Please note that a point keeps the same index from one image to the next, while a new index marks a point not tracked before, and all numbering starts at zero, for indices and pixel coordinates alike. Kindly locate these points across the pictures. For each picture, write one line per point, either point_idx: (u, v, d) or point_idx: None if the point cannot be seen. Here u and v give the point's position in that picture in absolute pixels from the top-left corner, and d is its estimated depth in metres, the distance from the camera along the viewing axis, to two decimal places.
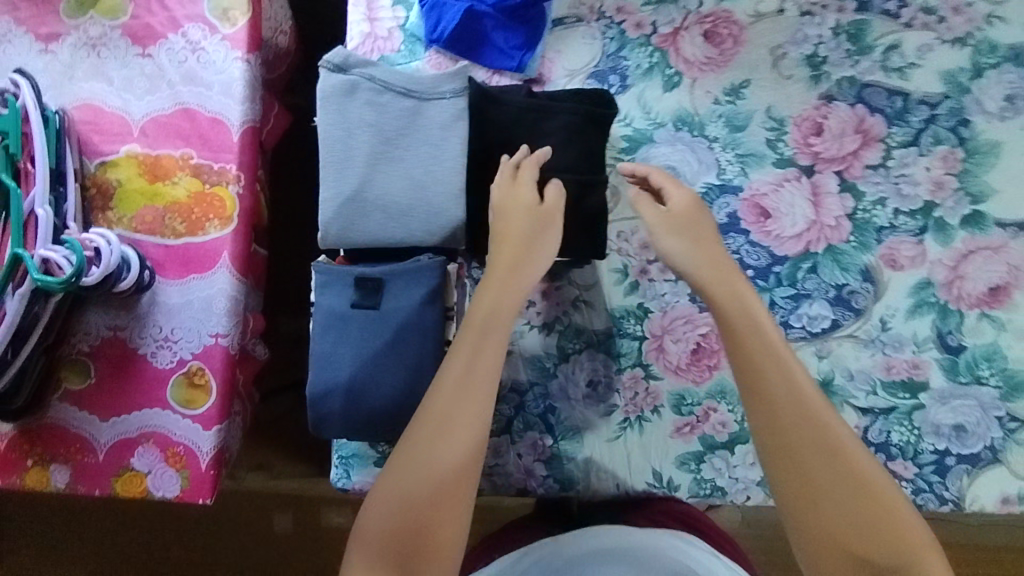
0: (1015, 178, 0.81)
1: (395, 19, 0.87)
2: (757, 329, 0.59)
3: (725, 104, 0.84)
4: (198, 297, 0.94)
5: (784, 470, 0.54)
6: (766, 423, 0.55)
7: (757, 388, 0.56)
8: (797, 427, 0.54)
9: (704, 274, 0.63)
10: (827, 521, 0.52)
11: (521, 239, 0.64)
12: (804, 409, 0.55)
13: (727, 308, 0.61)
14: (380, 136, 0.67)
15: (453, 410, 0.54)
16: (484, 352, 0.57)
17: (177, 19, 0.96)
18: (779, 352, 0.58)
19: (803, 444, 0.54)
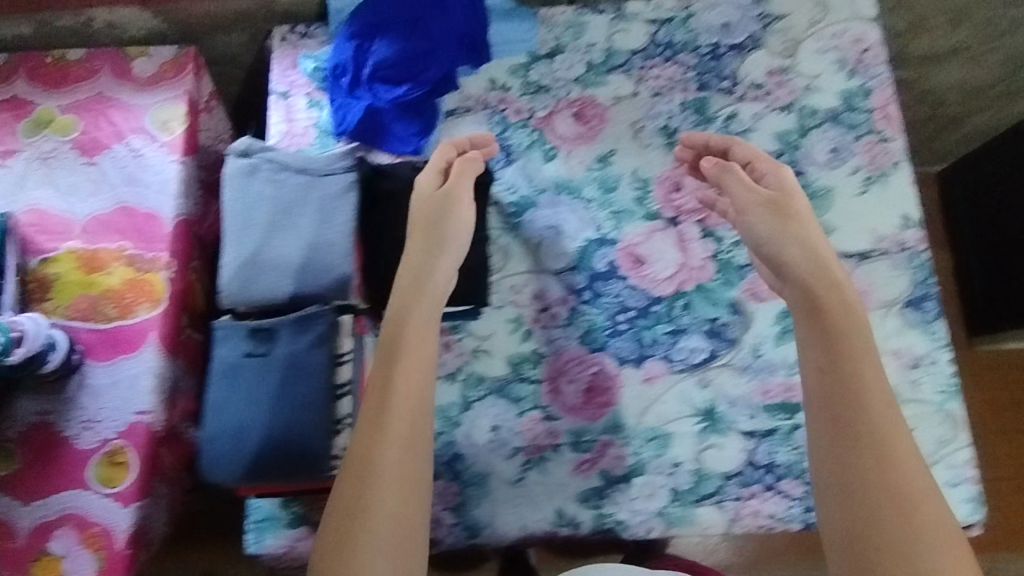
0: (852, 216, 0.92)
1: (310, 118, 1.01)
2: (852, 331, 0.64)
3: (597, 170, 0.96)
4: (126, 376, 0.99)
5: (837, 456, 0.59)
6: (835, 416, 0.61)
7: (833, 381, 0.62)
8: (862, 422, 0.59)
9: (805, 269, 0.69)
10: (861, 517, 0.56)
11: (428, 238, 0.73)
12: (873, 412, 0.60)
13: (829, 302, 0.66)
14: (277, 207, 0.77)
15: (382, 433, 0.61)
16: (401, 375, 0.64)
17: (122, 132, 1.09)
18: (862, 359, 0.63)
19: (866, 444, 0.58)
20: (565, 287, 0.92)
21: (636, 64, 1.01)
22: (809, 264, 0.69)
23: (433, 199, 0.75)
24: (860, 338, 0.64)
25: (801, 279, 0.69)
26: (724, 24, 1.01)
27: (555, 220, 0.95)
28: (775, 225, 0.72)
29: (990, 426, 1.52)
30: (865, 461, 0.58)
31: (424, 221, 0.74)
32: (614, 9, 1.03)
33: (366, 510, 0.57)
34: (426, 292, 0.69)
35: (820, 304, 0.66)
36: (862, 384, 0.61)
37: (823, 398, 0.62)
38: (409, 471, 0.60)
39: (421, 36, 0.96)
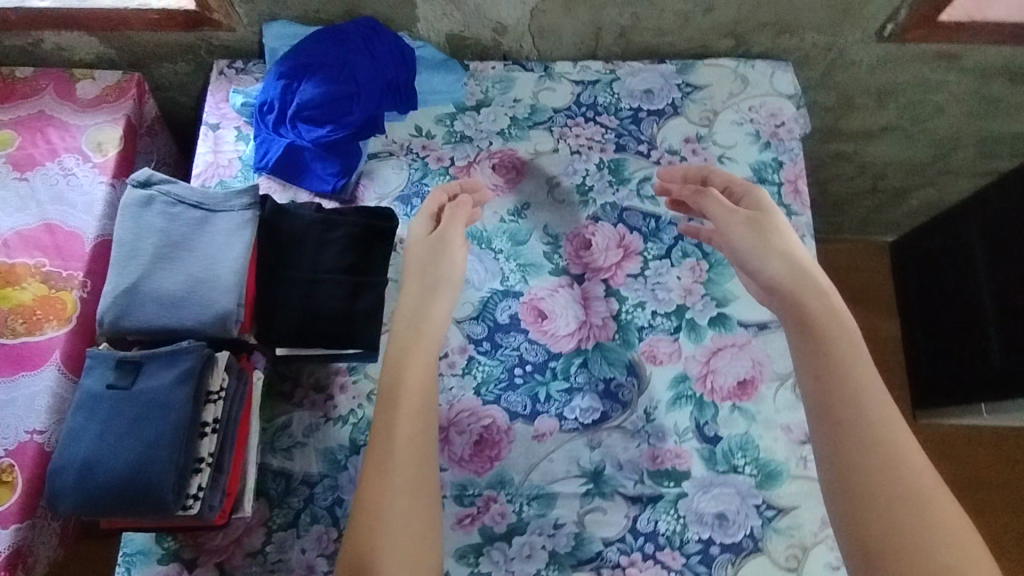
0: None
1: (236, 151, 1.03)
2: (840, 337, 0.73)
3: (510, 223, 0.98)
4: (23, 394, 0.97)
5: (847, 457, 0.66)
6: (836, 419, 0.69)
7: (833, 387, 0.70)
8: (860, 422, 0.68)
9: (791, 281, 0.77)
10: (868, 510, 0.63)
11: (422, 283, 0.81)
12: (871, 411, 0.68)
13: (815, 310, 0.75)
14: (166, 239, 0.77)
15: (397, 456, 0.70)
16: (401, 414, 0.73)
17: (57, 150, 1.10)
18: (853, 362, 0.71)
19: (868, 444, 0.66)
20: (465, 336, 0.92)
21: (559, 122, 1.03)
22: (792, 274, 0.77)
23: (426, 245, 0.84)
24: (846, 340, 0.73)
25: (785, 290, 0.77)
26: (646, 90, 1.04)
27: (463, 269, 0.95)
28: (757, 241, 0.80)
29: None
30: (873, 458, 0.66)
31: (418, 268, 0.82)
32: (542, 67, 1.06)
33: (387, 529, 0.67)
34: (422, 333, 0.77)
35: (810, 314, 0.75)
36: (855, 386, 0.70)
37: (823, 400, 0.70)
38: (417, 483, 0.70)
39: (346, 79, 0.98)
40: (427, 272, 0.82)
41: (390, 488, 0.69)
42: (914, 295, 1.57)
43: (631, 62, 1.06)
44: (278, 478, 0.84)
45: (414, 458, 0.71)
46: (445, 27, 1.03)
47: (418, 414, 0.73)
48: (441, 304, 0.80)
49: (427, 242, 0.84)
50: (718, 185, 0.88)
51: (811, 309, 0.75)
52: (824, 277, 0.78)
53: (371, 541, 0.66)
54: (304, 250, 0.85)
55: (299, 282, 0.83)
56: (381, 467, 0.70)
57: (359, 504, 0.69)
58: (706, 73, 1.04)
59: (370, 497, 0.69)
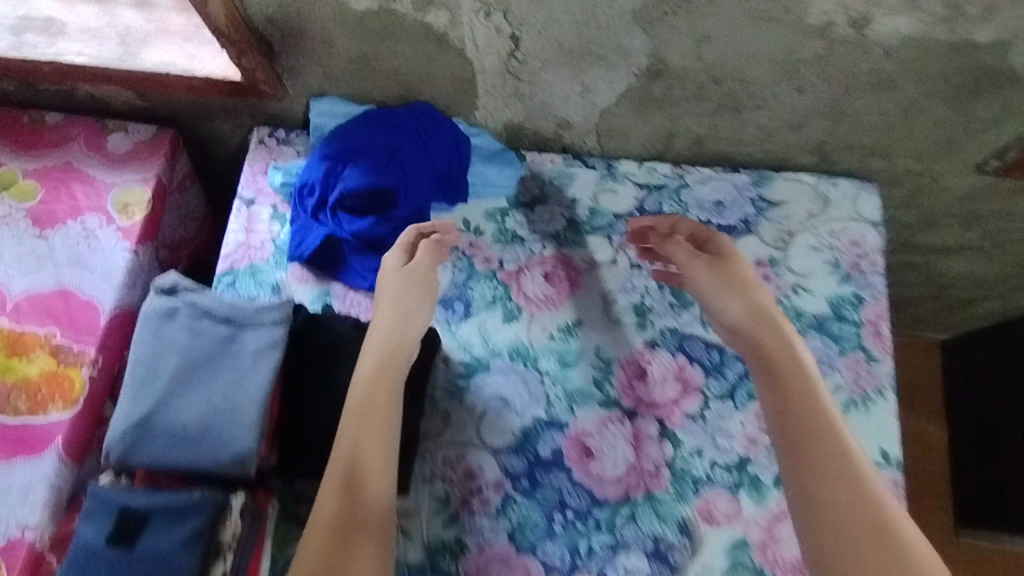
0: None
1: (270, 232, 0.95)
2: (795, 370, 0.70)
3: (559, 341, 0.89)
4: (18, 483, 0.89)
5: (819, 506, 0.62)
6: (803, 467, 0.64)
7: (795, 429, 0.66)
8: (830, 466, 0.64)
9: (749, 322, 0.74)
10: (848, 557, 0.59)
11: (397, 308, 0.76)
12: (841, 451, 0.65)
13: (773, 347, 0.72)
14: (188, 360, 0.70)
15: (357, 492, 0.64)
16: (367, 430, 0.67)
17: (79, 208, 1.03)
18: (819, 403, 0.68)
19: (835, 485, 0.63)
20: (502, 469, 0.84)
21: (619, 229, 0.94)
22: (749, 316, 0.75)
23: (400, 279, 0.78)
24: (804, 380, 0.69)
25: (745, 331, 0.74)
26: (717, 202, 0.94)
27: (505, 391, 0.87)
28: (720, 282, 0.78)
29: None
30: (844, 500, 0.62)
31: (394, 295, 0.77)
32: (605, 165, 0.97)
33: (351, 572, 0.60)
34: (390, 359, 0.73)
35: (773, 356, 0.71)
36: (818, 421, 0.66)
37: (788, 444, 0.66)
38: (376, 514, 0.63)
39: (395, 167, 0.90)
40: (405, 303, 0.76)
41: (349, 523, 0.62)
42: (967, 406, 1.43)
43: (702, 168, 0.96)
44: None
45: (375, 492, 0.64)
46: (505, 117, 0.93)
47: (380, 433, 0.68)
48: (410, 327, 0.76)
49: (404, 274, 0.78)
50: (683, 233, 0.84)
51: (770, 350, 0.72)
52: (781, 315, 0.76)
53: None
54: (337, 372, 0.77)
55: (331, 410, 0.76)
56: (340, 506, 0.63)
57: (308, 546, 0.61)
58: (784, 188, 0.95)
59: (324, 538, 0.61)
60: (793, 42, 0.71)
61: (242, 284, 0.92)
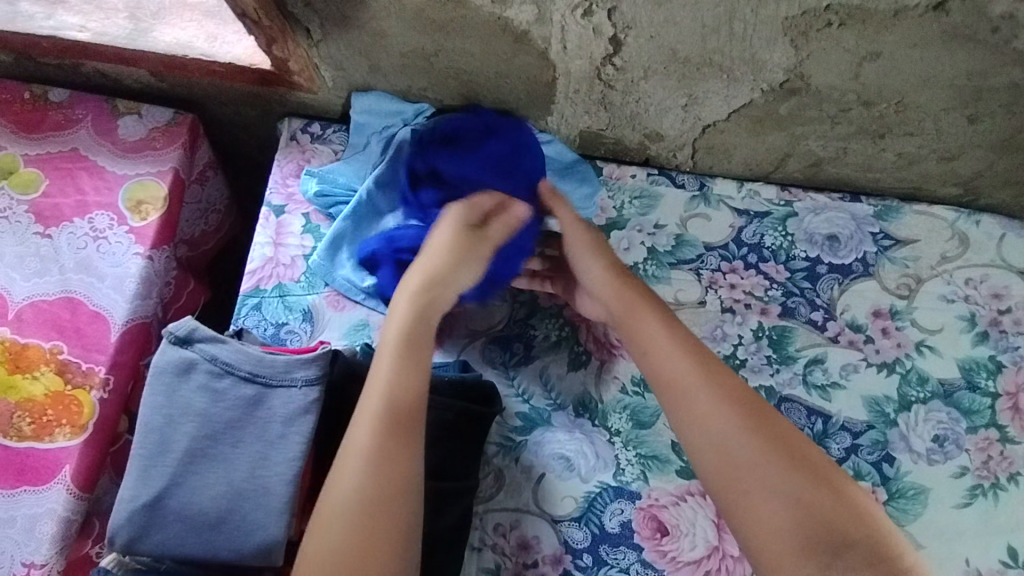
0: (942, 537, 0.71)
1: (301, 247, 0.82)
2: (654, 326, 0.68)
3: (632, 395, 0.77)
4: (23, 515, 0.80)
5: (706, 432, 0.62)
6: (680, 406, 0.64)
7: (660, 360, 0.66)
8: (702, 397, 0.63)
9: (608, 285, 0.71)
10: (775, 506, 0.58)
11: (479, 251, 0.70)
12: (714, 375, 0.64)
13: (634, 306, 0.70)
14: (206, 428, 0.58)
15: (380, 440, 0.59)
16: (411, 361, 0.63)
17: (87, 204, 0.91)
18: (671, 337, 0.67)
19: (715, 413, 0.62)
20: (562, 542, 0.72)
21: (710, 264, 0.80)
22: (609, 278, 0.71)
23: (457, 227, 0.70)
24: (673, 337, 0.67)
25: (602, 293, 0.72)
26: (831, 236, 0.80)
27: (567, 450, 0.75)
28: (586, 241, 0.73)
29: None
30: (729, 423, 0.61)
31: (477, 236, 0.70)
32: (697, 184, 0.83)
33: (381, 497, 0.57)
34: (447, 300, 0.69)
35: (632, 305, 0.70)
36: (697, 377, 0.64)
37: (680, 418, 0.64)
38: (399, 438, 0.59)
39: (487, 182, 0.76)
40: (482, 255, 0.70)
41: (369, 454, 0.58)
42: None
43: (813, 194, 0.82)
44: None
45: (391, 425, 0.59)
46: (583, 123, 0.79)
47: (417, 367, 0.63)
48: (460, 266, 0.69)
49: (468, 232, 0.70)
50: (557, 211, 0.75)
51: (625, 297, 0.70)
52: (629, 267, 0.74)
53: (364, 513, 0.56)
54: None
55: None
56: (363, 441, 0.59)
57: (339, 470, 0.58)
58: (914, 223, 0.80)
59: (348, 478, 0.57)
60: (985, 68, 0.60)
61: (269, 308, 0.80)
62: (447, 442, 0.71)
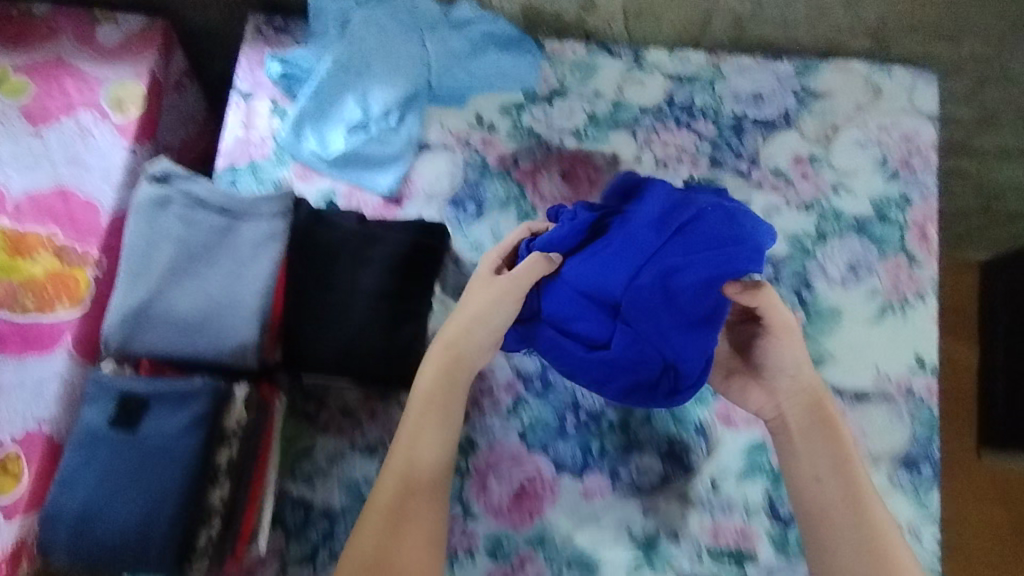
0: (853, 348, 0.80)
1: (270, 128, 0.89)
2: (812, 435, 0.68)
3: None
4: (32, 379, 0.88)
5: (822, 536, 0.64)
6: (810, 513, 0.65)
7: (801, 466, 0.68)
8: (844, 547, 0.62)
9: (787, 386, 0.70)
10: None
11: (488, 315, 0.71)
12: (863, 536, 0.62)
13: (797, 413, 0.70)
14: (184, 251, 0.66)
15: (399, 497, 0.64)
16: (428, 410, 0.68)
17: (73, 105, 0.98)
18: (846, 488, 0.65)
19: (843, 532, 0.63)
20: (513, 369, 0.83)
21: (645, 124, 0.87)
22: (787, 384, 0.70)
23: (512, 288, 0.71)
24: (830, 446, 0.67)
25: (782, 393, 0.70)
26: (755, 93, 0.87)
27: None
28: (783, 351, 0.70)
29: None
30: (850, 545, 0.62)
31: (488, 297, 0.71)
32: (632, 54, 0.89)
33: (398, 541, 0.62)
34: (465, 359, 0.70)
35: (803, 410, 0.69)
36: (835, 488, 0.65)
37: (808, 520, 0.65)
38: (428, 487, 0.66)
39: (652, 288, 0.68)
40: (494, 317, 0.71)
41: (396, 502, 0.64)
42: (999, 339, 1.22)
43: (739, 56, 0.88)
44: (297, 508, 0.81)
45: (416, 478, 0.66)
46: None
47: (437, 416, 0.68)
48: (496, 309, 0.71)
49: (503, 281, 0.71)
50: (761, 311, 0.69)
51: (806, 429, 0.69)
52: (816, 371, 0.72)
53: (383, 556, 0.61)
54: (341, 266, 0.73)
55: (334, 304, 0.72)
56: (391, 487, 0.65)
57: (370, 509, 0.64)
58: (832, 78, 0.86)
59: (374, 521, 0.63)
60: None
61: (243, 182, 0.87)
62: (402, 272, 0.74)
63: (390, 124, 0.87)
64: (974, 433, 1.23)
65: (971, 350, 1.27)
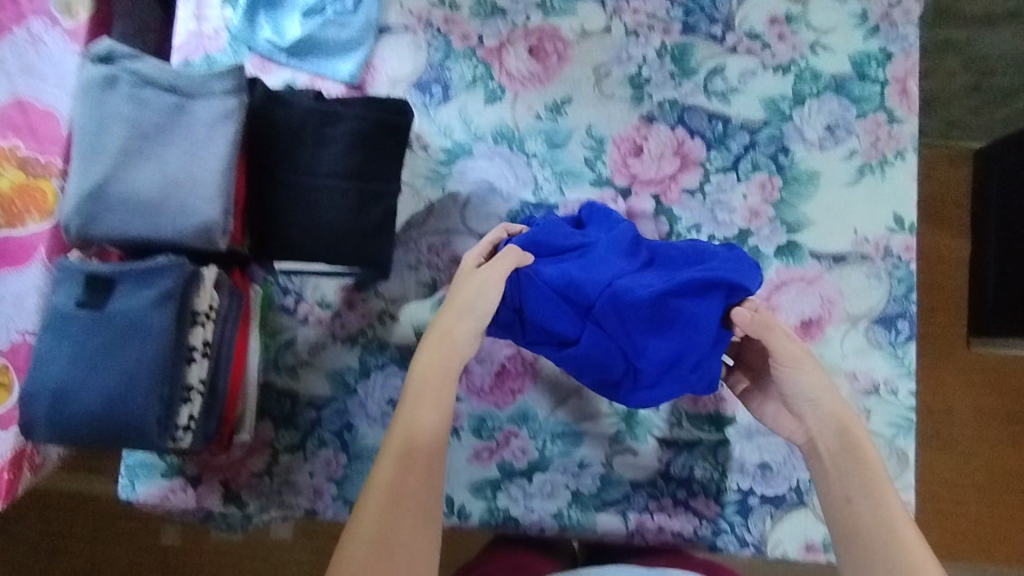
0: (832, 211, 0.79)
1: (222, 19, 0.85)
2: (843, 449, 0.63)
3: (546, 121, 0.82)
4: (10, 292, 0.88)
5: (851, 550, 0.59)
6: (842, 530, 0.60)
7: (831, 484, 0.63)
8: (875, 564, 0.57)
9: (819, 410, 0.65)
10: None
11: (477, 302, 0.66)
12: (894, 551, 0.57)
13: (828, 432, 0.65)
14: (137, 131, 0.64)
15: (398, 480, 0.60)
16: (427, 393, 0.64)
17: (22, 12, 0.93)
18: (879, 500, 0.60)
19: (880, 549, 0.57)
20: None
21: None
22: (819, 407, 0.65)
23: (510, 261, 0.66)
24: (861, 458, 0.62)
25: (810, 415, 0.66)
26: None
27: (490, 176, 0.82)
28: (809, 381, 0.65)
29: (936, 508, 1.14)
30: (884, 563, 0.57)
31: (475, 283, 0.66)
32: None
33: (396, 531, 0.58)
34: (453, 346, 0.66)
35: (835, 428, 0.64)
36: (868, 501, 0.60)
37: (840, 535, 0.60)
38: (426, 471, 0.61)
39: (626, 301, 0.64)
40: (481, 305, 0.66)
41: (397, 489, 0.59)
42: (991, 225, 1.12)
43: None
44: (283, 399, 0.82)
45: (414, 460, 0.61)
46: None
47: (426, 408, 0.64)
48: (484, 296, 0.66)
49: (492, 263, 0.67)
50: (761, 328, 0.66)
51: (839, 443, 0.64)
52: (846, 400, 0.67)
53: (381, 547, 0.56)
54: (300, 147, 0.70)
55: (296, 186, 0.70)
56: (390, 475, 0.60)
57: (366, 501, 0.59)
58: None
59: (372, 510, 0.58)
60: None
61: None
62: (364, 149, 0.71)
63: (347, 7, 0.83)
64: (963, 323, 1.17)
65: (960, 238, 1.18)
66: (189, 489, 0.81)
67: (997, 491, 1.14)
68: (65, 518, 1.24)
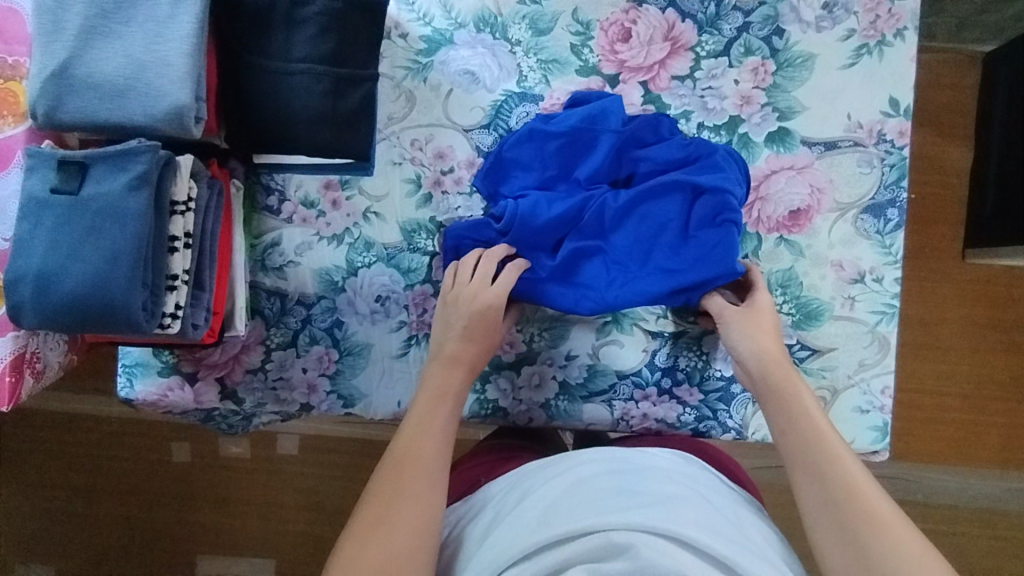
0: (825, 96, 0.76)
1: None
2: (782, 382, 0.64)
3: (530, 5, 0.78)
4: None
5: (797, 472, 0.58)
6: (791, 451, 0.60)
7: (777, 413, 0.63)
8: (817, 488, 0.56)
9: (759, 354, 0.66)
10: (851, 553, 0.51)
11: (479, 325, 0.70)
12: (832, 476, 0.56)
13: (769, 369, 0.65)
14: (97, 9, 0.62)
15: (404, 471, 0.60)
16: (432, 401, 0.66)
17: None
18: (824, 438, 0.59)
19: (820, 460, 0.57)
20: (474, 149, 0.80)
21: None
22: (758, 351, 0.67)
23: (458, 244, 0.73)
24: (793, 392, 0.63)
25: (751, 364, 0.67)
26: None
27: (471, 66, 0.79)
28: (750, 320, 0.68)
29: (919, 416, 1.16)
30: (826, 474, 0.56)
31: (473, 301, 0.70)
32: None
33: (400, 509, 0.57)
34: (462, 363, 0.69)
35: (769, 368, 0.65)
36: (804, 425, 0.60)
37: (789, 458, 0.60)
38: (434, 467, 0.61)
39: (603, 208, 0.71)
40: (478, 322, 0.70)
41: (403, 476, 0.59)
42: (996, 131, 1.08)
43: None
44: (272, 298, 0.82)
45: (421, 455, 0.61)
46: None
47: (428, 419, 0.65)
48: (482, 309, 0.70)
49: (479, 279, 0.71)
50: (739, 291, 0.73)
51: (779, 385, 0.64)
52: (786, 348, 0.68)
53: (385, 527, 0.55)
54: (270, 29, 0.67)
55: (267, 70, 0.67)
56: (397, 464, 0.60)
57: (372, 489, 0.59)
58: None
59: (376, 494, 0.58)
60: None
61: None
62: (337, 30, 0.68)
63: None
64: (960, 232, 1.14)
65: (959, 145, 1.13)
66: (186, 386, 0.82)
67: (984, 397, 1.15)
68: (83, 435, 1.28)
